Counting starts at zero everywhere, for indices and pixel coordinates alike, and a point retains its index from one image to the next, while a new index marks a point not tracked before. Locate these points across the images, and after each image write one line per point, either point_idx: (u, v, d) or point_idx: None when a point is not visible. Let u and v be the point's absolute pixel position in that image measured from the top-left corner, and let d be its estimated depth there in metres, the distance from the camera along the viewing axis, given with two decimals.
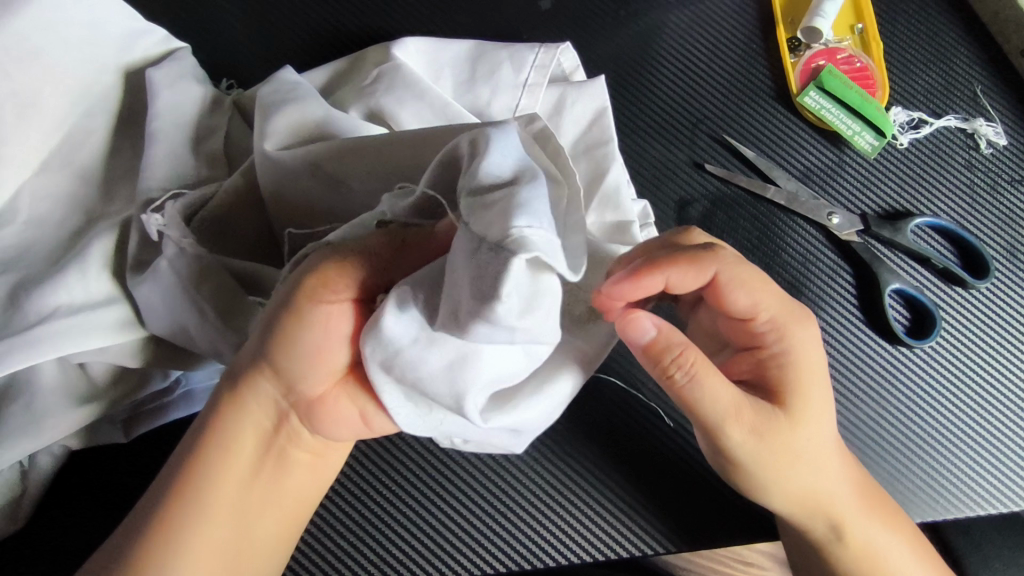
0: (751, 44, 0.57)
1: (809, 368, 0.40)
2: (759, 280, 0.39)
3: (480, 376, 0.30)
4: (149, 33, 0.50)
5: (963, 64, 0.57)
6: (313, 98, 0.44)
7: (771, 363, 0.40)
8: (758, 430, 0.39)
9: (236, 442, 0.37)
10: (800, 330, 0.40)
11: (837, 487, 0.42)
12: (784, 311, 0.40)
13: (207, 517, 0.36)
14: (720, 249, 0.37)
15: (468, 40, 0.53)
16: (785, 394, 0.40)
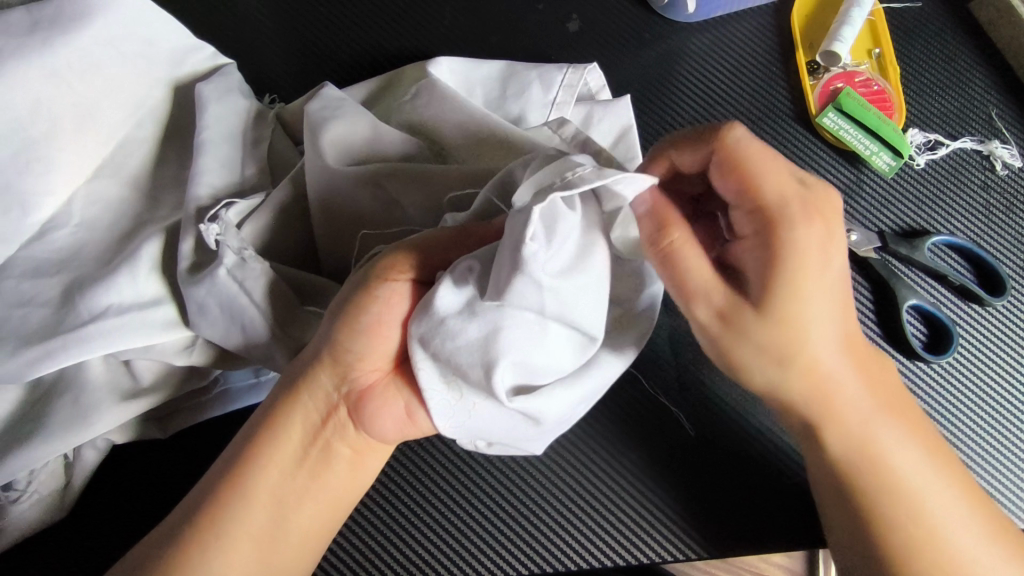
0: (770, 67, 0.60)
1: (810, 262, 0.33)
2: (751, 166, 0.34)
3: (509, 353, 0.33)
4: (199, 50, 0.53)
5: (978, 88, 0.59)
6: (359, 114, 0.46)
7: (754, 256, 0.34)
8: (726, 316, 0.34)
9: (288, 433, 0.39)
10: (791, 221, 0.33)
11: (839, 404, 0.38)
12: (773, 199, 0.34)
13: (257, 500, 0.38)
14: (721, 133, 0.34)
15: (500, 60, 0.56)
16: (773, 292, 0.33)
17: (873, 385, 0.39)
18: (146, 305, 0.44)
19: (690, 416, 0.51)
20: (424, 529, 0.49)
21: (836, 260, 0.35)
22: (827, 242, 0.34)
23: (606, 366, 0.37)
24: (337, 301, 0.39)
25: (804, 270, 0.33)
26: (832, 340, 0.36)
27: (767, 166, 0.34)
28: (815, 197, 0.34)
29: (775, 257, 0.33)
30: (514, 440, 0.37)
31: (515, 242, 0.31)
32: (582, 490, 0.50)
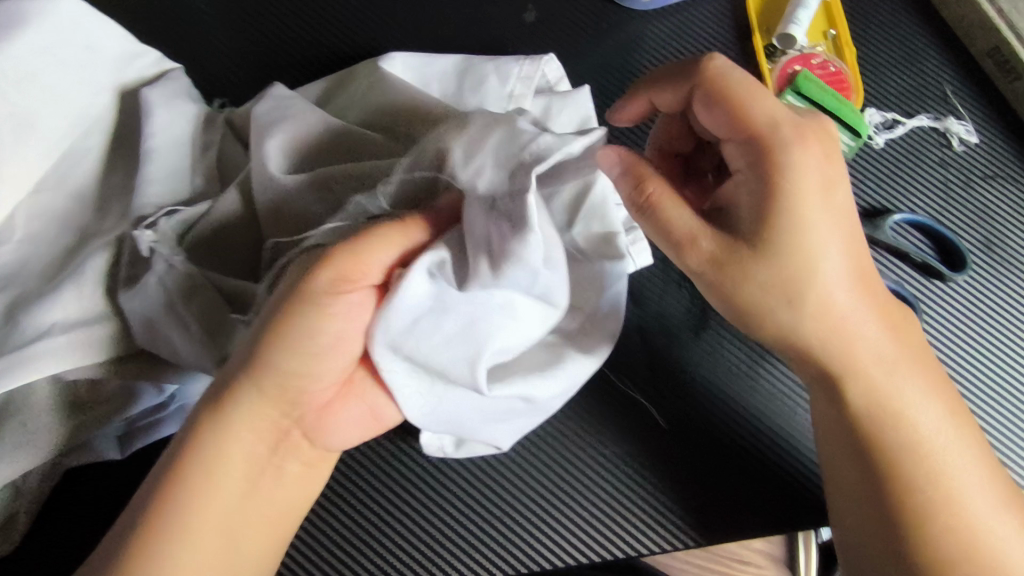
0: (729, 52, 0.60)
1: (807, 196, 0.35)
2: (734, 93, 0.35)
3: (471, 350, 0.38)
4: (144, 55, 0.51)
5: (933, 66, 0.60)
6: (308, 113, 0.46)
7: (748, 190, 0.36)
8: (719, 259, 0.36)
9: (221, 456, 0.37)
10: (788, 149, 0.35)
11: (857, 350, 0.39)
12: (756, 127, 0.35)
13: (207, 519, 0.37)
14: (703, 63, 0.36)
15: (456, 54, 0.55)
16: (769, 232, 0.35)
17: (891, 330, 0.40)
18: (89, 322, 0.42)
19: (662, 408, 0.51)
20: (392, 540, 0.48)
21: (839, 191, 0.36)
22: (826, 172, 0.36)
23: (576, 370, 0.45)
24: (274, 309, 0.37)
25: (807, 207, 0.35)
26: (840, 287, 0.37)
27: (750, 92, 0.35)
28: (806, 127, 0.36)
29: (773, 189, 0.35)
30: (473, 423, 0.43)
31: (502, 236, 0.35)
32: (548, 488, 0.49)
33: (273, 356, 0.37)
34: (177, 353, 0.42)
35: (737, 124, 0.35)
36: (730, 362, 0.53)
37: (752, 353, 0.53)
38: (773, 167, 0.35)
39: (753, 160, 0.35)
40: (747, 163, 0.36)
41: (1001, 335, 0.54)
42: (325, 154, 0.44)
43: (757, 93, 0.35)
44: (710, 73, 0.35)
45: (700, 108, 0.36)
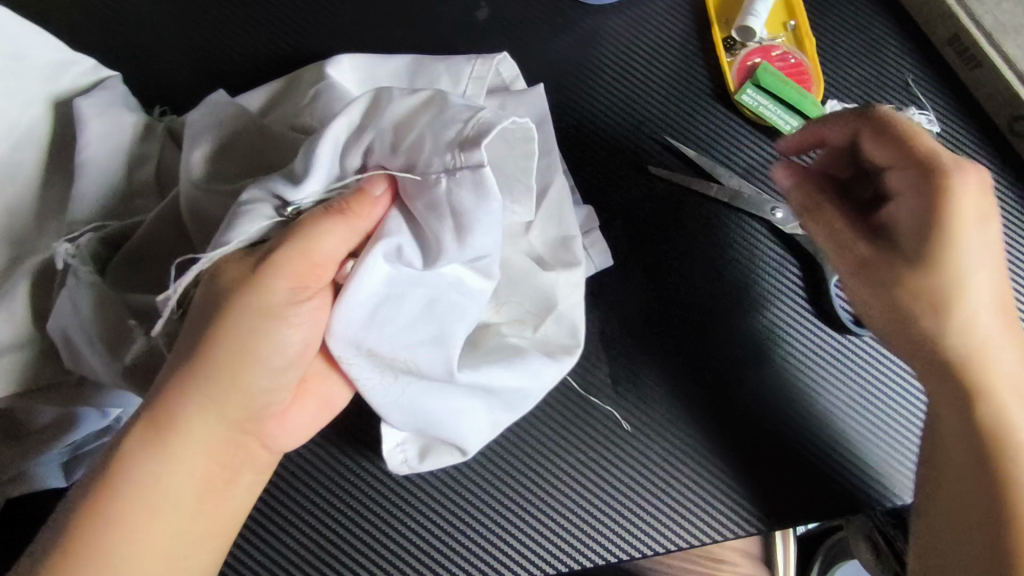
0: (689, 45, 0.58)
1: (958, 218, 0.41)
2: (895, 137, 0.44)
3: (431, 330, 0.41)
4: (78, 63, 0.48)
5: (893, 55, 0.59)
6: (245, 119, 0.44)
7: (909, 208, 0.43)
8: (864, 266, 0.45)
9: (144, 485, 0.36)
10: (959, 175, 0.41)
11: (998, 368, 0.43)
12: (915, 156, 0.42)
13: (147, 532, 0.36)
14: (870, 115, 0.45)
15: (406, 54, 0.53)
16: (934, 249, 0.42)
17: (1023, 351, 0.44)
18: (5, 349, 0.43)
19: (627, 412, 0.51)
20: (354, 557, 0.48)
21: (988, 214, 0.42)
22: (980, 196, 0.42)
23: (538, 368, 0.44)
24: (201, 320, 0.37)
25: (961, 228, 0.41)
26: (983, 293, 0.43)
27: (913, 133, 0.44)
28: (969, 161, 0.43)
29: (938, 206, 0.41)
30: (442, 422, 0.43)
31: (456, 205, 0.36)
32: (507, 500, 0.49)
33: (206, 365, 0.37)
34: (115, 377, 0.41)
35: (910, 152, 0.43)
36: (796, 339, 0.52)
37: (814, 331, 0.53)
38: (943, 190, 0.41)
39: (910, 181, 0.43)
40: (906, 188, 0.43)
41: None
42: (262, 164, 0.43)
43: (916, 135, 0.44)
44: (885, 119, 0.45)
45: (883, 142, 0.44)
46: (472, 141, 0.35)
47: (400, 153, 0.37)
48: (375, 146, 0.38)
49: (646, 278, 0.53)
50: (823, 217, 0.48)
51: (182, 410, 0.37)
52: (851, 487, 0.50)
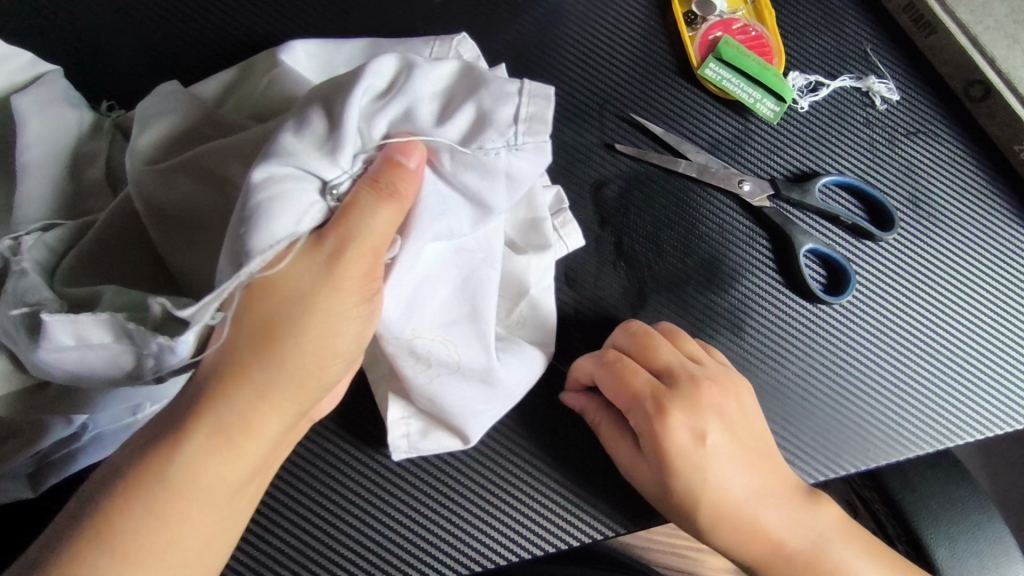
0: (650, 20, 0.58)
1: (686, 448, 0.45)
2: (627, 380, 0.46)
3: (465, 310, 0.42)
4: (13, 58, 0.47)
5: (852, 25, 0.59)
6: (194, 105, 0.42)
7: (646, 443, 0.46)
8: (640, 485, 0.46)
9: (193, 481, 0.32)
10: (662, 414, 0.45)
11: (770, 539, 0.46)
12: (629, 394, 0.46)
13: (193, 510, 0.32)
14: (601, 355, 0.47)
15: (362, 39, 0.51)
16: (673, 477, 0.45)
17: (800, 511, 0.46)
18: None
19: None
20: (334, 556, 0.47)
21: (716, 440, 0.46)
22: (698, 421, 0.46)
23: (513, 354, 0.45)
24: (252, 315, 0.33)
25: (687, 455, 0.45)
26: (728, 484, 0.45)
27: (629, 373, 0.46)
28: (682, 394, 0.46)
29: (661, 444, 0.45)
30: (470, 407, 0.44)
31: (508, 172, 0.36)
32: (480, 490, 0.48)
33: (273, 351, 0.34)
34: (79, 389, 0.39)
35: (631, 392, 0.46)
36: (799, 323, 0.53)
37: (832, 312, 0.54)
38: (663, 426, 0.45)
39: (640, 423, 0.46)
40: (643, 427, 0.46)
41: (936, 287, 0.55)
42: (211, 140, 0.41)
43: (637, 374, 0.46)
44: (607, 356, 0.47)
45: (606, 383, 0.46)
46: (531, 118, 0.35)
47: (440, 126, 0.36)
48: (405, 112, 0.35)
49: (617, 255, 0.53)
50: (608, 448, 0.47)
51: (242, 397, 0.33)
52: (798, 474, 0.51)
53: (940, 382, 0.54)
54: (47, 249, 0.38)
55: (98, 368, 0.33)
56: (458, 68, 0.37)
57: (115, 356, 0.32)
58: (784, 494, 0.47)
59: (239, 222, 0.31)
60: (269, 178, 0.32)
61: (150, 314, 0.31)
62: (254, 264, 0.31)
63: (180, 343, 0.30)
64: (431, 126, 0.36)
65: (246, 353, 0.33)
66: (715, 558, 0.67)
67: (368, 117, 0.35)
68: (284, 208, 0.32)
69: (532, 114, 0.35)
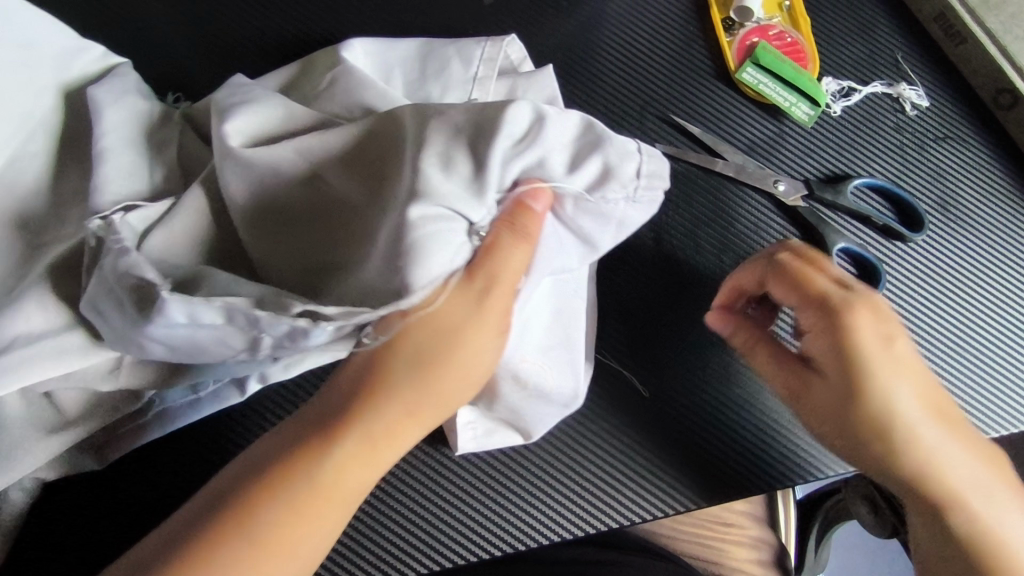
0: (689, 26, 0.60)
1: (870, 348, 0.45)
2: (804, 279, 0.46)
3: (560, 336, 0.46)
4: (87, 51, 0.50)
5: (884, 33, 0.61)
6: (267, 97, 0.43)
7: (824, 342, 0.46)
8: (805, 387, 0.47)
9: (326, 484, 0.36)
10: (846, 311, 0.45)
11: (945, 471, 0.45)
12: (810, 295, 0.46)
13: (324, 509, 0.36)
14: (777, 254, 0.48)
15: (417, 39, 0.54)
16: (855, 379, 0.44)
17: (970, 444, 0.45)
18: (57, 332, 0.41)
19: (643, 378, 0.53)
20: (379, 530, 0.50)
21: (898, 347, 0.45)
22: (882, 327, 0.45)
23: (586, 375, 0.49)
24: (408, 341, 0.37)
25: (872, 357, 0.44)
26: (909, 395, 0.45)
27: (811, 271, 0.47)
28: (863, 296, 0.46)
29: (846, 342, 0.45)
30: (549, 423, 0.48)
31: (622, 222, 0.40)
32: (519, 470, 0.51)
33: (421, 375, 0.37)
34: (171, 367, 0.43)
35: (813, 291, 0.46)
36: None
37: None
38: (846, 327, 0.45)
39: (818, 321, 0.46)
40: (822, 325, 0.46)
41: (964, 288, 0.57)
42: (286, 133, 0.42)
43: (818, 277, 0.47)
44: (780, 260, 0.48)
45: (783, 287, 0.47)
46: (653, 178, 0.39)
47: (569, 176, 0.38)
48: (539, 162, 0.37)
49: (656, 250, 0.55)
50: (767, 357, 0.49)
51: (386, 412, 0.37)
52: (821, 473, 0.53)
53: (967, 380, 0.55)
54: (133, 231, 0.39)
55: (205, 345, 0.34)
56: (584, 121, 0.38)
57: (228, 337, 0.34)
58: (955, 414, 0.46)
59: (397, 254, 0.34)
60: (423, 218, 0.34)
61: (291, 309, 0.33)
62: (414, 297, 0.33)
63: (317, 329, 0.32)
64: (560, 175, 0.38)
65: (398, 374, 0.37)
66: (738, 549, 0.68)
67: (507, 158, 0.36)
68: (436, 248, 0.34)
69: (653, 179, 0.39)
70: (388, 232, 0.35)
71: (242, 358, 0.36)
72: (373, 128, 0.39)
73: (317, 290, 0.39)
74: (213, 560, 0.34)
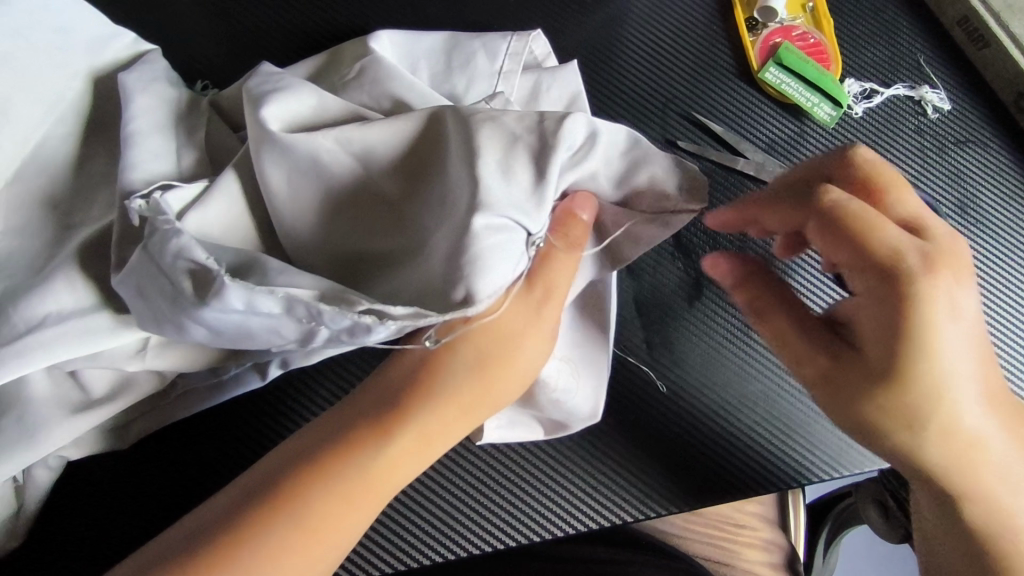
0: (713, 25, 0.60)
1: (933, 325, 0.36)
2: (864, 232, 0.36)
3: (590, 339, 0.49)
4: (118, 37, 0.50)
5: (907, 36, 0.61)
6: (299, 85, 0.44)
7: (868, 309, 0.38)
8: (833, 355, 0.40)
9: (377, 472, 0.37)
10: (917, 281, 0.36)
11: (979, 463, 0.39)
12: (870, 255, 0.36)
13: (363, 498, 0.37)
14: (829, 194, 0.37)
15: (443, 32, 0.54)
16: (897, 361, 0.37)
17: (1016, 433, 0.39)
18: (86, 312, 0.41)
19: (662, 374, 0.53)
20: (393, 518, 0.50)
21: (964, 323, 0.37)
22: (953, 298, 0.36)
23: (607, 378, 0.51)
24: (466, 345, 0.40)
25: (937, 336, 0.36)
26: (967, 377, 0.37)
27: (876, 222, 0.36)
28: (935, 253, 0.37)
29: (905, 319, 0.36)
30: (573, 427, 0.49)
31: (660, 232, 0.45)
32: (533, 461, 0.51)
33: (476, 375, 0.40)
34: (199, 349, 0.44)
35: (872, 250, 0.36)
36: None
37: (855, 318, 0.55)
38: (909, 303, 0.36)
39: (868, 287, 0.37)
40: (870, 292, 0.37)
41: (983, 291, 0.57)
42: (318, 121, 0.42)
43: (880, 227, 0.36)
44: (827, 206, 0.37)
45: (830, 241, 0.38)
46: None
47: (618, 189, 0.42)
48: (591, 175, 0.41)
49: (676, 246, 0.55)
50: (769, 305, 0.44)
51: (436, 407, 0.39)
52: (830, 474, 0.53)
53: None
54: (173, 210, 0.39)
55: (254, 331, 0.35)
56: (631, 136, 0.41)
57: (279, 325, 0.34)
58: (1008, 396, 0.39)
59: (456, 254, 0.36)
60: (487, 227, 0.36)
61: (354, 304, 0.33)
62: (478, 306, 0.36)
63: (381, 325, 0.33)
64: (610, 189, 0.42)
65: (452, 374, 0.40)
66: (750, 550, 0.67)
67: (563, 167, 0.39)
68: (497, 254, 0.36)
69: None
70: (449, 239, 0.37)
71: (287, 346, 0.36)
72: (414, 127, 0.40)
73: (359, 278, 0.41)
74: (245, 544, 0.34)
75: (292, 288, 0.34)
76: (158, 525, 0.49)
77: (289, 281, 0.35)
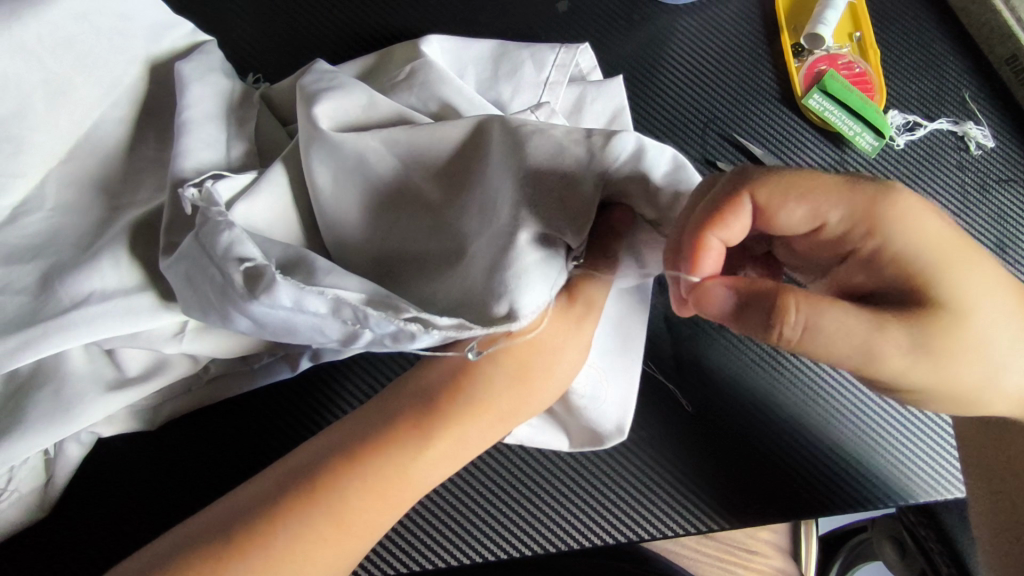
0: (759, 48, 0.60)
1: (927, 247, 0.36)
2: (812, 186, 0.35)
3: (618, 345, 0.49)
4: (177, 27, 0.51)
5: (953, 72, 0.61)
6: (351, 84, 0.44)
7: (870, 255, 0.36)
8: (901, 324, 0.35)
9: (408, 469, 0.38)
10: (888, 211, 0.35)
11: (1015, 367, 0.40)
12: (841, 199, 0.35)
13: (395, 492, 0.38)
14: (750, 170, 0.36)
15: (492, 40, 0.55)
16: (923, 291, 0.36)
17: None
18: (131, 291, 0.42)
19: (689, 395, 0.53)
20: (404, 516, 0.50)
21: (954, 241, 0.37)
22: (930, 221, 0.36)
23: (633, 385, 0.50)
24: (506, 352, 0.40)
25: (935, 261, 0.36)
26: (981, 291, 0.37)
27: (812, 177, 0.36)
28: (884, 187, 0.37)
29: (899, 246, 0.36)
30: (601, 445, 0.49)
31: None
32: (554, 470, 0.51)
33: (511, 381, 0.40)
34: (236, 338, 0.45)
35: (830, 195, 0.35)
36: None
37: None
38: (891, 234, 0.35)
39: (859, 233, 0.36)
40: (857, 236, 0.36)
41: None
42: (369, 122, 0.43)
43: (819, 180, 0.36)
44: (764, 176, 0.36)
45: (790, 199, 0.35)
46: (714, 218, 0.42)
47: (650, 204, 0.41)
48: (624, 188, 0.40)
49: None
50: (816, 302, 0.34)
51: (469, 409, 0.39)
52: (856, 509, 0.52)
53: None
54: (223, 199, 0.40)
55: (297, 327, 0.35)
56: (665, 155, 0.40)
57: (325, 325, 0.34)
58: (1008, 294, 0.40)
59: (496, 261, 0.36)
60: (528, 240, 0.36)
61: (400, 311, 0.33)
62: (522, 321, 0.36)
63: (427, 334, 0.34)
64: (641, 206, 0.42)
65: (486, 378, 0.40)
66: None
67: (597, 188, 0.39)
68: (537, 267, 0.36)
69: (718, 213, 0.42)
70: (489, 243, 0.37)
71: (328, 345, 0.37)
72: (463, 132, 0.40)
73: (397, 279, 0.41)
74: (278, 529, 0.35)
75: (341, 290, 0.34)
76: (184, 504, 0.49)
77: (335, 283, 0.35)
